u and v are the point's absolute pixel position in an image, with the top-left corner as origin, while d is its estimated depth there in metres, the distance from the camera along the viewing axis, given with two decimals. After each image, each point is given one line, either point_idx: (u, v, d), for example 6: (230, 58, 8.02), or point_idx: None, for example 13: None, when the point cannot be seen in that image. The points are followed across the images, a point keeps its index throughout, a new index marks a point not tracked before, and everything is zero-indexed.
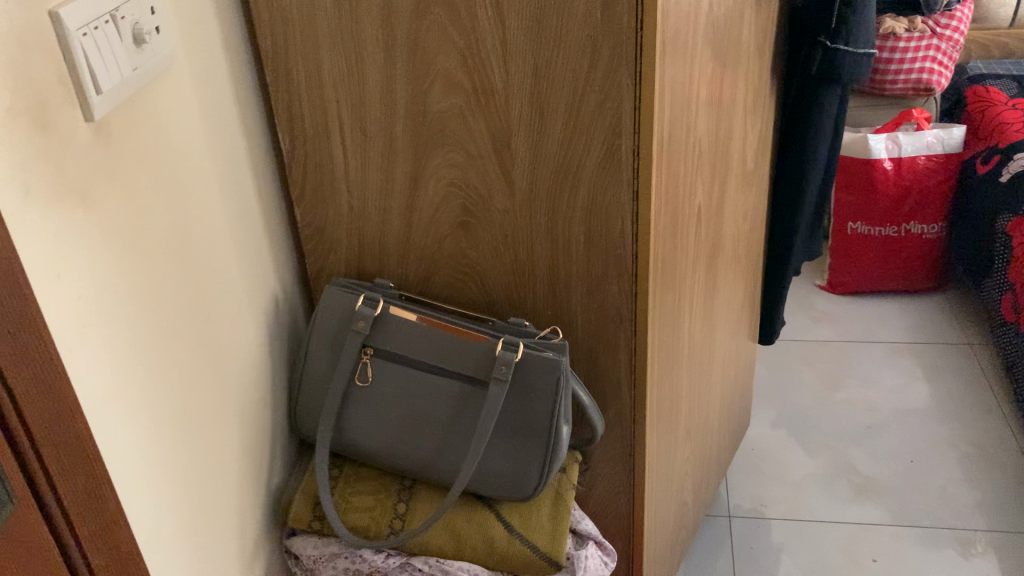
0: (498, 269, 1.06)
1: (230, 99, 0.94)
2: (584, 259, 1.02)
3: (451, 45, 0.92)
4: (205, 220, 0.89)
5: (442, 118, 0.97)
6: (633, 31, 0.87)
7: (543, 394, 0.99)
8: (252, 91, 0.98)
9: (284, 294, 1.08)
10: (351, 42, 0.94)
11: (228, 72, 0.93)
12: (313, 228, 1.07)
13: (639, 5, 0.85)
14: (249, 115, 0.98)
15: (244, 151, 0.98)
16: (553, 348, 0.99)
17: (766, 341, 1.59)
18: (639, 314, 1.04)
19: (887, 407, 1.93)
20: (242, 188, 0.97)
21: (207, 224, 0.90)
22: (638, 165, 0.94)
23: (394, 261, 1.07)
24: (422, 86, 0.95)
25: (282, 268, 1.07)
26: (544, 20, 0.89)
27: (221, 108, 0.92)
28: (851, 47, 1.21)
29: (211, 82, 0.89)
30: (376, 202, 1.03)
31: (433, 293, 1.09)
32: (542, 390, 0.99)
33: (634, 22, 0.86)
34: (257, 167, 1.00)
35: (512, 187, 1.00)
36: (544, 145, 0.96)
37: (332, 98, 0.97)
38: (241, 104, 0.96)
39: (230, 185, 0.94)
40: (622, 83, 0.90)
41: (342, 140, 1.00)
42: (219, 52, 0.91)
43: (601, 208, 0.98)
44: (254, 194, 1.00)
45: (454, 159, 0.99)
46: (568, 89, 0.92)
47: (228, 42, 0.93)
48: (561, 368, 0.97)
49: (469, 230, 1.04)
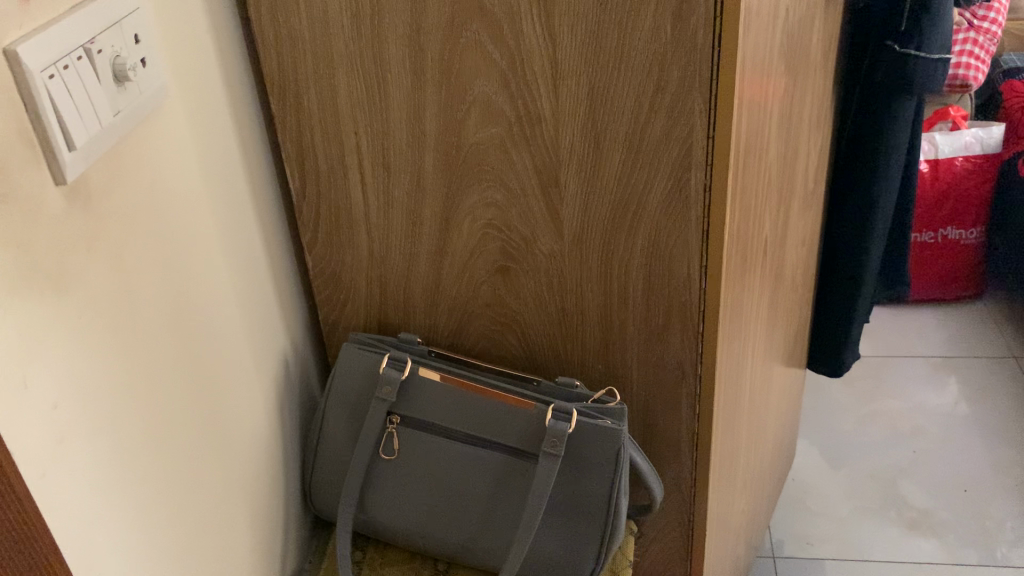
0: (542, 320, 0.92)
1: (231, 134, 0.79)
2: (642, 308, 0.89)
3: (491, 66, 0.78)
4: (206, 283, 0.75)
5: (477, 151, 0.82)
6: (711, 48, 0.73)
7: (598, 468, 0.85)
8: (255, 122, 0.84)
9: (295, 352, 0.93)
10: (373, 65, 0.79)
11: (228, 103, 0.78)
12: (326, 277, 0.93)
13: (718, 18, 0.71)
14: (252, 151, 0.83)
15: (248, 193, 0.83)
16: (610, 415, 0.85)
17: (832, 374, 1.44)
18: (706, 370, 0.90)
19: (932, 431, 1.81)
20: (246, 238, 0.83)
21: (208, 287, 0.76)
22: (710, 203, 0.80)
23: (421, 312, 0.93)
24: (457, 115, 0.81)
25: (292, 323, 0.93)
26: (604, 36, 0.75)
27: (220, 147, 0.77)
28: (923, 52, 1.11)
29: (208, 118, 0.75)
30: (402, 245, 0.89)
31: (465, 346, 0.95)
32: (599, 463, 0.85)
33: (712, 38, 0.72)
34: (261, 209, 0.86)
35: (561, 228, 0.86)
36: (599, 179, 0.82)
37: (350, 129, 0.83)
38: (243, 140, 0.81)
39: (233, 236, 0.80)
40: (693, 109, 0.76)
41: (362, 176, 0.85)
42: (216, 81, 0.76)
43: (663, 251, 0.85)
44: (260, 243, 0.86)
45: (492, 198, 0.85)
46: (629, 116, 0.78)
47: (227, 68, 0.78)
48: (621, 439, 0.84)
49: (509, 276, 0.90)
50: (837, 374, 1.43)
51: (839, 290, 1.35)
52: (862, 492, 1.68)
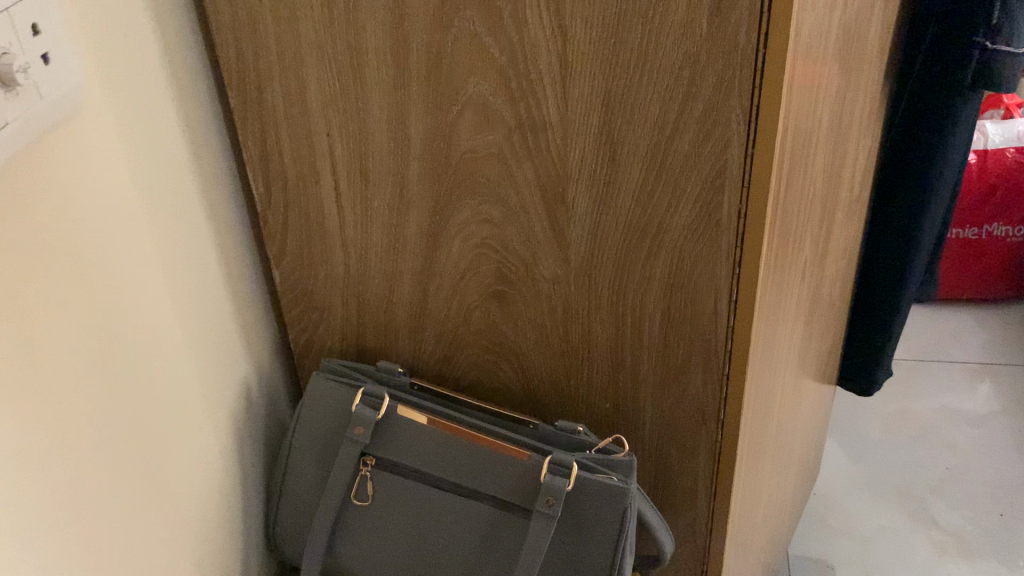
0: (543, 353, 0.80)
1: (177, 133, 0.67)
2: (659, 343, 0.77)
3: (488, 62, 0.65)
4: (141, 312, 0.64)
5: (470, 161, 0.70)
6: (756, 49, 0.60)
7: (600, 529, 0.74)
8: (209, 117, 0.71)
9: (258, 378, 0.82)
10: (348, 57, 0.66)
11: (172, 98, 0.66)
12: (296, 295, 0.81)
13: (764, 14, 0.58)
14: (205, 153, 0.71)
15: (200, 200, 0.71)
16: (618, 469, 0.74)
17: (867, 390, 1.32)
18: (730, 414, 0.79)
19: (965, 445, 1.69)
20: (196, 253, 0.71)
21: (143, 317, 0.64)
22: (745, 229, 0.68)
23: (403, 338, 0.81)
24: (448, 117, 0.68)
25: (256, 346, 0.81)
26: (626, 32, 0.62)
27: (162, 149, 0.65)
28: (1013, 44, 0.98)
29: (144, 116, 0.63)
30: (383, 263, 0.77)
31: (454, 376, 0.83)
32: (602, 523, 0.74)
33: (757, 38, 0.60)
34: (217, 219, 0.74)
35: (567, 252, 0.73)
36: (612, 198, 0.70)
37: (322, 129, 0.70)
38: (194, 139, 0.69)
39: (179, 252, 0.68)
40: (730, 122, 0.64)
41: (336, 185, 0.73)
42: (158, 71, 0.64)
43: (686, 281, 0.73)
44: (215, 257, 0.74)
45: (487, 214, 0.73)
46: (651, 127, 0.66)
47: (172, 55, 0.65)
48: (628, 498, 0.72)
49: (506, 302, 0.77)
50: (870, 390, 1.31)
51: (880, 300, 1.22)
52: (888, 509, 1.56)
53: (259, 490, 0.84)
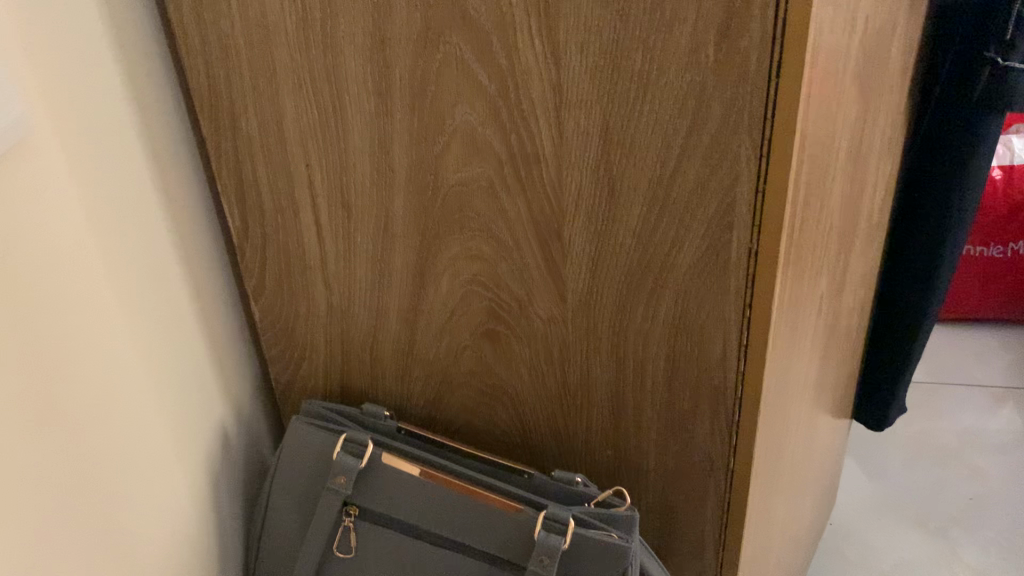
0: (539, 396, 0.75)
1: (141, 166, 0.62)
2: (663, 387, 0.72)
3: (477, 91, 0.60)
4: (102, 357, 0.60)
5: (458, 195, 0.65)
6: (768, 77, 0.55)
7: None
8: (177, 146, 0.67)
9: (235, 419, 0.77)
10: (326, 84, 0.61)
11: (135, 127, 0.61)
12: (276, 332, 0.76)
13: (776, 40, 0.53)
14: (173, 186, 0.66)
15: (168, 235, 0.66)
16: (617, 524, 0.69)
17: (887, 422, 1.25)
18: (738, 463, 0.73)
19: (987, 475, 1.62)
20: (164, 292, 0.66)
21: (104, 361, 0.60)
22: (756, 271, 0.63)
23: (390, 378, 0.76)
24: (434, 148, 0.63)
25: (232, 386, 0.76)
26: (626, 58, 0.57)
27: (123, 184, 0.61)
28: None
29: (100, 150, 0.58)
30: (368, 300, 0.72)
31: (446, 419, 0.78)
32: None
33: (769, 68, 0.54)
34: (188, 254, 0.69)
35: (564, 291, 0.68)
36: (612, 236, 0.65)
37: (300, 159, 0.65)
38: (160, 171, 0.65)
39: (143, 292, 0.64)
40: (739, 155, 0.59)
41: (316, 218, 0.68)
42: (116, 102, 0.59)
43: (692, 323, 0.67)
44: (185, 294, 0.69)
45: (477, 249, 0.67)
46: (654, 161, 0.61)
47: (134, 84, 0.61)
48: (628, 557, 0.67)
49: (499, 344, 0.72)
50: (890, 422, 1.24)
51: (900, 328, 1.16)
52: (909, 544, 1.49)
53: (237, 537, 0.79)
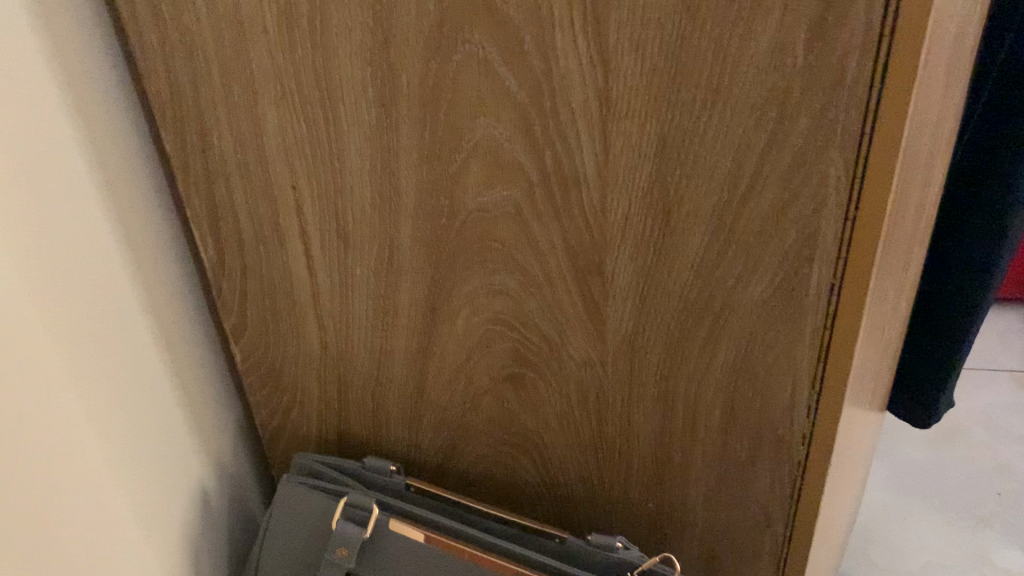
0: (570, 446, 0.64)
1: (79, 192, 0.51)
2: (717, 436, 0.61)
3: (503, 100, 0.48)
4: (42, 422, 0.49)
5: (478, 223, 0.54)
6: (871, 82, 0.44)
7: None
8: (129, 165, 0.55)
9: (212, 473, 0.67)
10: (316, 93, 0.50)
11: (71, 145, 0.50)
12: (261, 374, 0.65)
13: (885, 40, 0.42)
14: (123, 212, 0.55)
15: (119, 270, 0.55)
16: None
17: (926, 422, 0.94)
18: (800, 522, 0.63)
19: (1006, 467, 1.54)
20: (115, 338, 0.55)
21: (45, 426, 0.50)
22: (838, 310, 0.53)
23: (396, 425, 0.66)
24: (449, 168, 0.52)
25: (206, 436, 0.66)
26: (691, 61, 0.45)
27: (57, 215, 0.49)
28: None
29: (25, 176, 0.47)
30: (370, 340, 0.61)
31: (461, 470, 0.68)
32: None
33: (873, 72, 0.44)
34: (146, 290, 0.58)
35: (604, 331, 0.57)
36: (664, 271, 0.54)
37: (286, 181, 0.54)
38: (105, 194, 0.53)
39: (89, 342, 0.53)
40: (827, 177, 0.48)
41: (306, 248, 0.57)
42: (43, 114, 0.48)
43: (756, 367, 0.57)
44: (145, 336, 0.58)
45: (501, 284, 0.57)
46: (720, 184, 0.50)
47: (67, 92, 0.49)
48: None
49: (524, 388, 0.62)
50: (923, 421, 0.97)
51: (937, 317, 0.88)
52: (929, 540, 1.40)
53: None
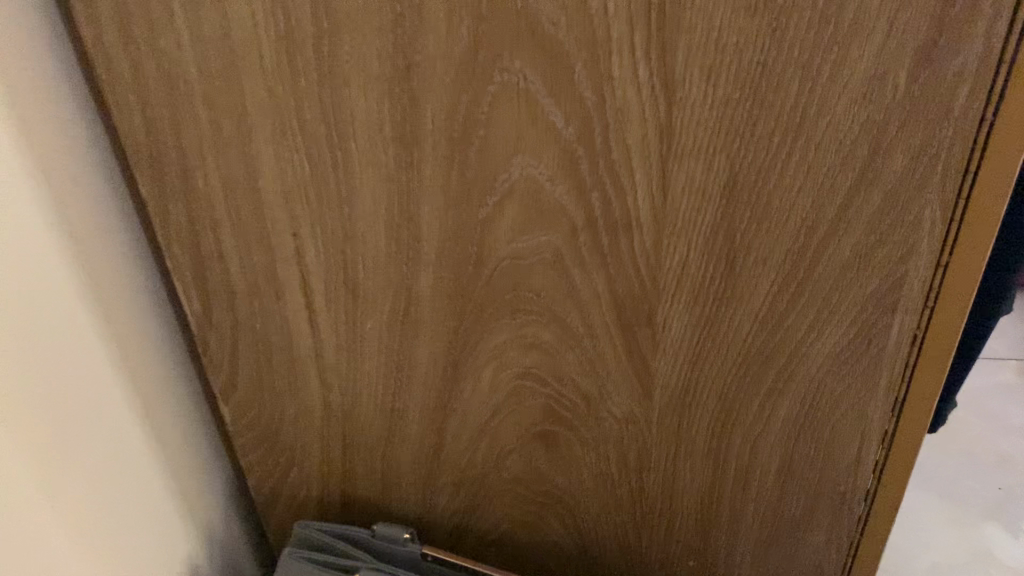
0: (605, 504, 0.58)
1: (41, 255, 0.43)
2: (771, 496, 0.55)
3: (545, 138, 0.41)
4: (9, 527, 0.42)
5: (509, 272, 0.47)
6: (981, 115, 0.38)
7: None
8: (99, 213, 0.47)
9: (201, 548, 0.59)
10: (321, 130, 0.42)
11: (31, 197, 0.42)
12: (255, 436, 0.58)
13: (1005, 66, 0.36)
14: (93, 271, 0.47)
15: (91, 340, 0.47)
16: None
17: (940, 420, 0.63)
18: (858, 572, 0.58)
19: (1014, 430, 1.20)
20: (90, 418, 0.47)
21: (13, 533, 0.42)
22: (918, 360, 0.47)
23: (409, 485, 0.59)
24: (479, 213, 0.44)
25: (194, 506, 0.58)
26: (771, 93, 0.38)
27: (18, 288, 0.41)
28: None
29: None
30: (379, 398, 0.54)
31: (481, 530, 0.61)
32: None
33: (986, 103, 0.37)
34: (124, 355, 0.50)
35: (651, 389, 0.51)
36: (724, 323, 0.47)
37: (284, 229, 0.46)
38: (72, 255, 0.45)
39: (61, 428, 0.45)
40: (921, 222, 0.42)
41: (308, 300, 0.49)
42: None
43: (821, 426, 0.51)
44: (123, 410, 0.51)
45: (534, 337, 0.50)
46: (796, 228, 0.43)
47: (22, 140, 0.41)
48: None
49: (556, 446, 0.55)
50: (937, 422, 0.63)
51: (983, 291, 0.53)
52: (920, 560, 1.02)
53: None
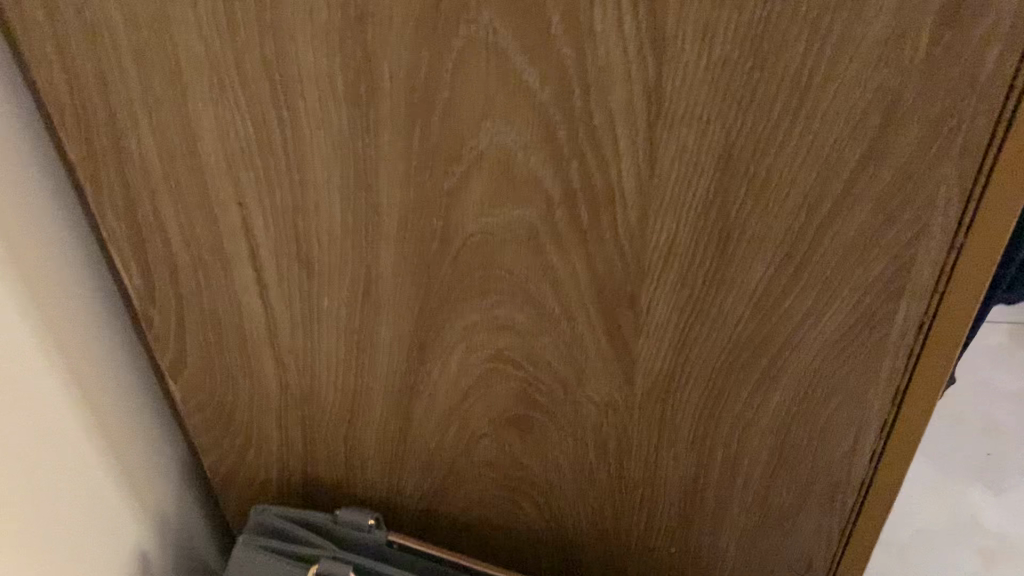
0: (582, 490, 0.54)
1: None
2: (759, 485, 0.52)
3: (519, 101, 0.36)
4: None
5: (478, 248, 0.42)
6: (1010, 81, 0.33)
7: None
8: (20, 177, 0.42)
9: (149, 534, 0.56)
10: (266, 87, 0.37)
11: None
12: (206, 416, 0.53)
13: None
14: (16, 242, 0.42)
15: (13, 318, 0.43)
16: None
17: None
18: (847, 560, 0.55)
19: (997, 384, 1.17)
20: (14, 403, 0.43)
21: None
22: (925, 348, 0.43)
23: (374, 467, 0.55)
24: (444, 183, 0.40)
25: (140, 489, 0.54)
26: (774, 53, 0.34)
27: None
28: None
29: None
30: (339, 378, 0.50)
31: (450, 514, 0.58)
32: None
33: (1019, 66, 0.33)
34: (54, 334, 0.46)
35: (633, 373, 0.47)
36: (713, 306, 0.43)
37: (229, 197, 0.42)
38: None
39: None
40: (936, 199, 0.37)
41: (258, 275, 0.45)
42: None
43: (815, 414, 0.47)
44: (53, 393, 0.46)
45: (505, 317, 0.45)
46: (797, 204, 0.38)
47: None
48: None
49: (530, 430, 0.51)
50: None
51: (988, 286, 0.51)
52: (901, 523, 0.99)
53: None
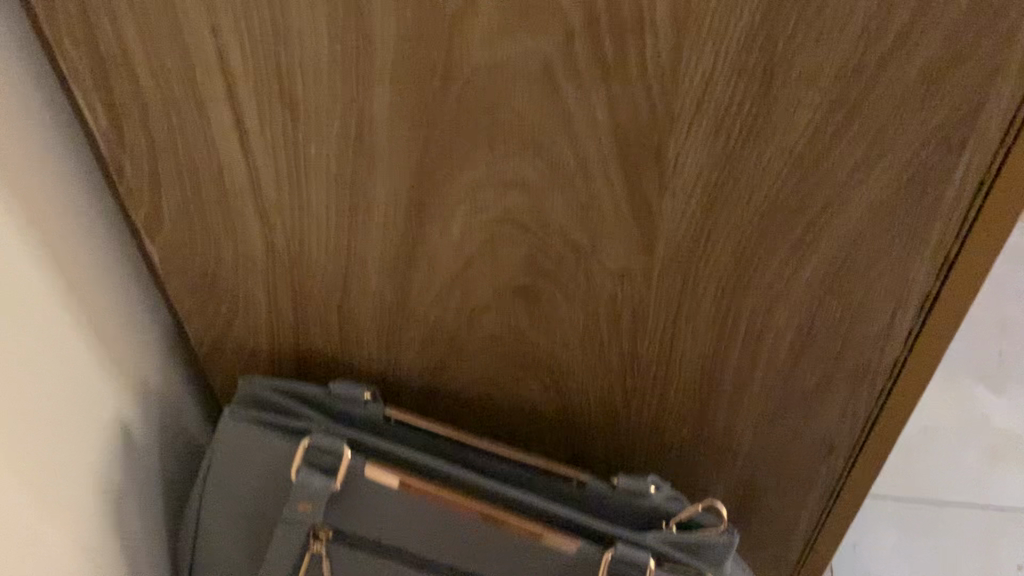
0: (592, 367, 0.51)
1: None
2: (782, 365, 0.48)
3: None
4: None
5: (485, 89, 0.37)
6: None
7: None
8: None
9: (132, 403, 0.52)
10: None
11: None
12: (189, 281, 0.50)
13: None
14: None
15: None
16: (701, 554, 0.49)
17: None
18: (869, 449, 0.52)
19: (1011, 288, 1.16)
20: None
21: None
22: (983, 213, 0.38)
23: (369, 340, 0.51)
24: (447, 7, 0.34)
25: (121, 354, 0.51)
26: None
27: None
28: None
29: None
30: (330, 241, 0.46)
31: (450, 390, 0.54)
32: None
33: None
34: (16, 180, 0.41)
35: (653, 239, 0.43)
36: (750, 162, 0.38)
37: (202, 24, 0.36)
38: None
39: None
40: (1017, 33, 0.32)
41: (238, 119, 0.40)
42: None
43: (847, 288, 0.43)
44: (17, 246, 0.42)
45: (514, 173, 0.41)
46: (855, 37, 0.33)
47: None
48: None
49: (538, 302, 0.47)
50: None
51: None
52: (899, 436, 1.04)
53: (157, 562, 0.56)
